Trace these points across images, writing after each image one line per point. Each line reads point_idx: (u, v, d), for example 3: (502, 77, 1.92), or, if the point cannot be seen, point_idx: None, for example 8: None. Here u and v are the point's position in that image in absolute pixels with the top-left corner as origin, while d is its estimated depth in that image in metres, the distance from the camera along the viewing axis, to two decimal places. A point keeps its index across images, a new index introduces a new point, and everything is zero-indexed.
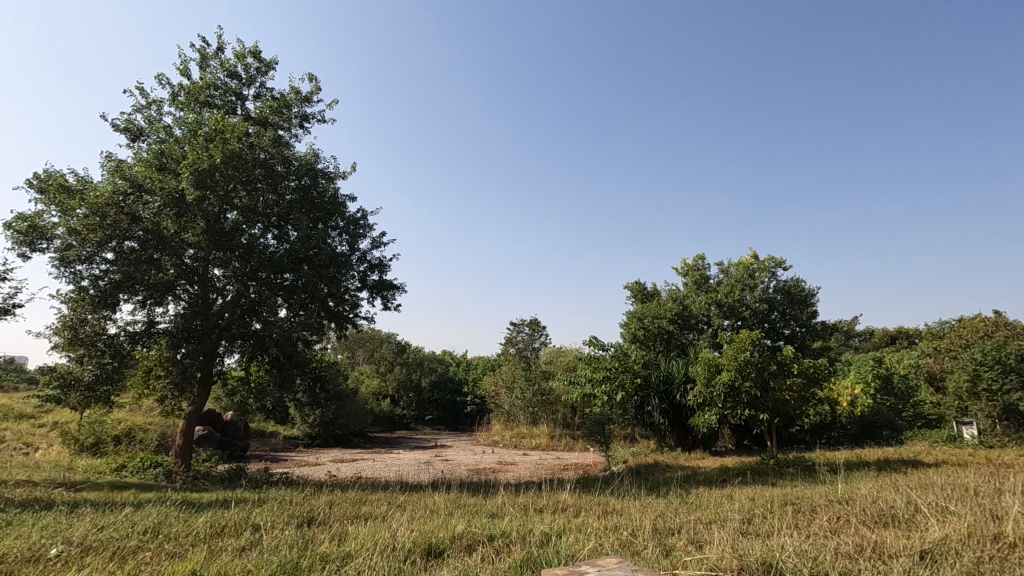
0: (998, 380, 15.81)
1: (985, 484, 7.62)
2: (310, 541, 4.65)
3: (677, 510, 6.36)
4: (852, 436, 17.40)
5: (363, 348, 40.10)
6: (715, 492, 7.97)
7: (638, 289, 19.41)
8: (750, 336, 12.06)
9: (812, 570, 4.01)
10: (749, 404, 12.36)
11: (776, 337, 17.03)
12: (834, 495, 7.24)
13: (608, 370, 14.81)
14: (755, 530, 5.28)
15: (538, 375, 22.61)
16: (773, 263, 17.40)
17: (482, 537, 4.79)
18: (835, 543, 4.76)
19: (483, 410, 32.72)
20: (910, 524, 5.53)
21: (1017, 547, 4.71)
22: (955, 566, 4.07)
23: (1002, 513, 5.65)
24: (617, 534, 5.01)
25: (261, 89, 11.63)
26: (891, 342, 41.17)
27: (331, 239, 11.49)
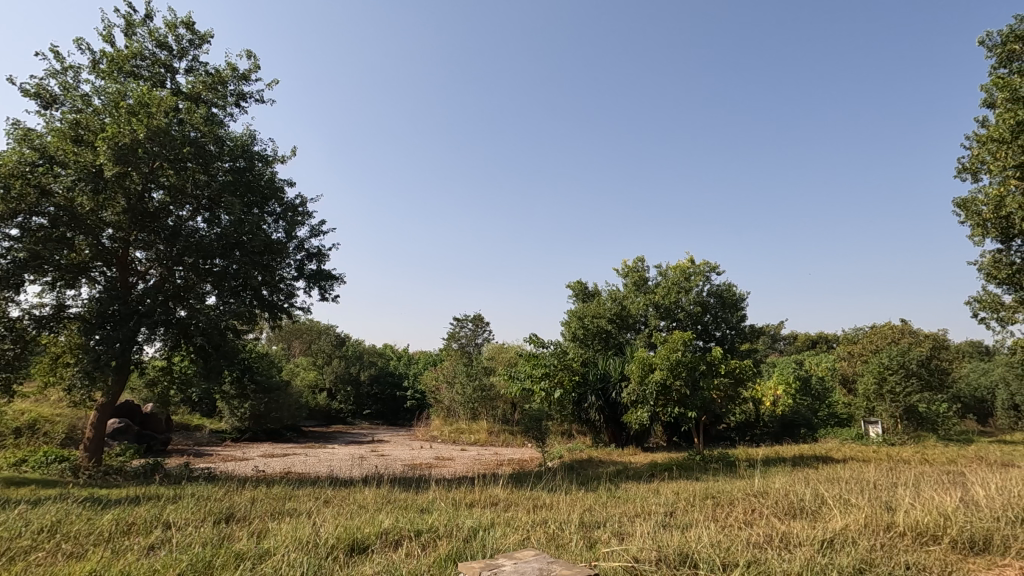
0: (901, 383, 17.21)
1: (883, 478, 8.29)
2: (226, 539, 4.45)
3: (605, 504, 6.53)
4: (772, 433, 18.43)
5: (299, 339, 38.79)
6: (642, 486, 8.27)
7: (580, 289, 19.76)
8: (682, 337, 12.54)
9: (725, 560, 4.21)
10: (680, 402, 12.83)
11: (708, 339, 17.75)
12: (751, 489, 7.63)
13: (548, 367, 15.09)
14: (675, 523, 5.50)
15: (478, 371, 22.62)
16: (708, 268, 18.14)
17: (410, 532, 4.74)
18: (747, 533, 5.04)
19: (423, 406, 32.39)
20: (815, 516, 5.93)
21: (906, 535, 5.14)
22: (851, 554, 4.39)
23: (895, 505, 6.16)
24: (544, 528, 5.08)
25: (194, 63, 10.98)
26: (812, 346, 43.96)
27: (267, 225, 11.05)
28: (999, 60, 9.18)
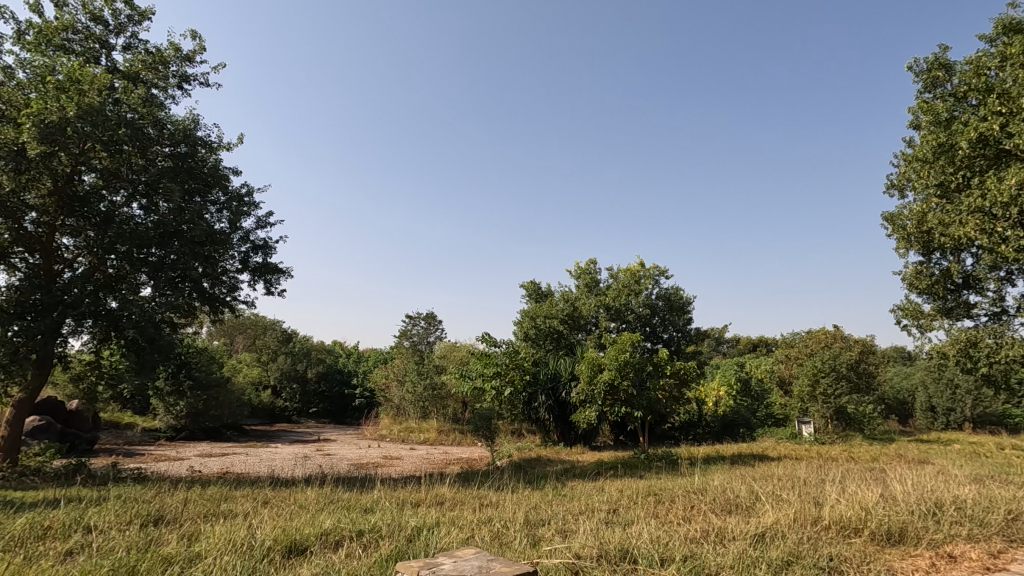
0: (832, 385, 18.22)
1: (813, 475, 8.75)
2: (154, 543, 4.24)
3: (550, 503, 6.60)
4: (714, 432, 19.12)
5: (242, 334, 37.32)
6: (588, 485, 8.39)
7: (533, 289, 19.91)
8: (630, 338, 12.80)
9: (663, 555, 4.33)
10: (626, 402, 13.10)
11: (656, 340, 18.23)
12: (691, 486, 7.90)
13: (499, 366, 15.13)
14: (617, 519, 5.62)
15: (430, 370, 22.41)
16: (657, 272, 18.63)
17: (351, 533, 4.65)
18: (684, 529, 5.21)
19: (372, 404, 31.78)
20: (750, 511, 6.19)
21: (831, 529, 5.44)
22: (780, 547, 4.61)
23: (823, 500, 6.49)
24: (488, 526, 5.10)
25: (133, 40, 10.38)
26: (753, 349, 45.93)
27: (209, 214, 10.56)
28: (924, 85, 9.83)
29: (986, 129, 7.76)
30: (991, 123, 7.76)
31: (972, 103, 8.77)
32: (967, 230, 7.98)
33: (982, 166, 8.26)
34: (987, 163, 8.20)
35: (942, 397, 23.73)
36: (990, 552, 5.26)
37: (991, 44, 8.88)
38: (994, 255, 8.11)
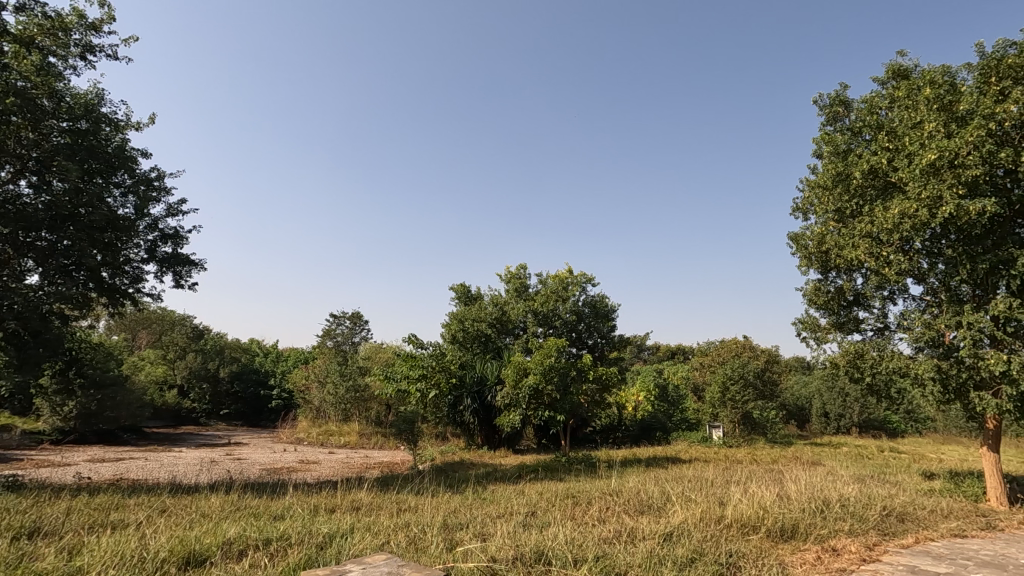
0: (739, 392, 19.44)
1: (718, 476, 9.30)
2: (27, 558, 3.83)
3: (469, 506, 6.59)
4: (632, 436, 19.86)
5: (147, 329, 34.53)
6: (508, 488, 8.45)
7: (463, 291, 19.86)
8: (556, 344, 13.01)
9: (576, 555, 4.44)
10: (550, 406, 13.31)
11: (581, 346, 18.65)
12: (607, 488, 8.16)
13: (425, 368, 14.94)
14: (534, 522, 5.70)
15: (353, 371, 21.67)
16: (584, 279, 19.06)
17: (256, 542, 4.41)
18: (598, 530, 5.36)
19: (290, 406, 30.34)
20: (660, 511, 6.48)
21: (732, 527, 5.79)
22: (685, 545, 4.86)
23: (727, 500, 6.91)
24: (405, 531, 5.02)
25: (27, 1, 9.38)
26: (672, 356, 48.20)
27: (111, 198, 9.71)
28: (827, 118, 10.73)
29: (877, 163, 8.58)
30: (881, 157, 8.59)
31: (866, 138, 9.67)
32: (859, 253, 8.77)
33: (872, 196, 9.14)
34: (876, 193, 9.08)
35: (834, 404, 25.94)
36: (867, 545, 5.81)
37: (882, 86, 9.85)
38: (880, 276, 8.96)
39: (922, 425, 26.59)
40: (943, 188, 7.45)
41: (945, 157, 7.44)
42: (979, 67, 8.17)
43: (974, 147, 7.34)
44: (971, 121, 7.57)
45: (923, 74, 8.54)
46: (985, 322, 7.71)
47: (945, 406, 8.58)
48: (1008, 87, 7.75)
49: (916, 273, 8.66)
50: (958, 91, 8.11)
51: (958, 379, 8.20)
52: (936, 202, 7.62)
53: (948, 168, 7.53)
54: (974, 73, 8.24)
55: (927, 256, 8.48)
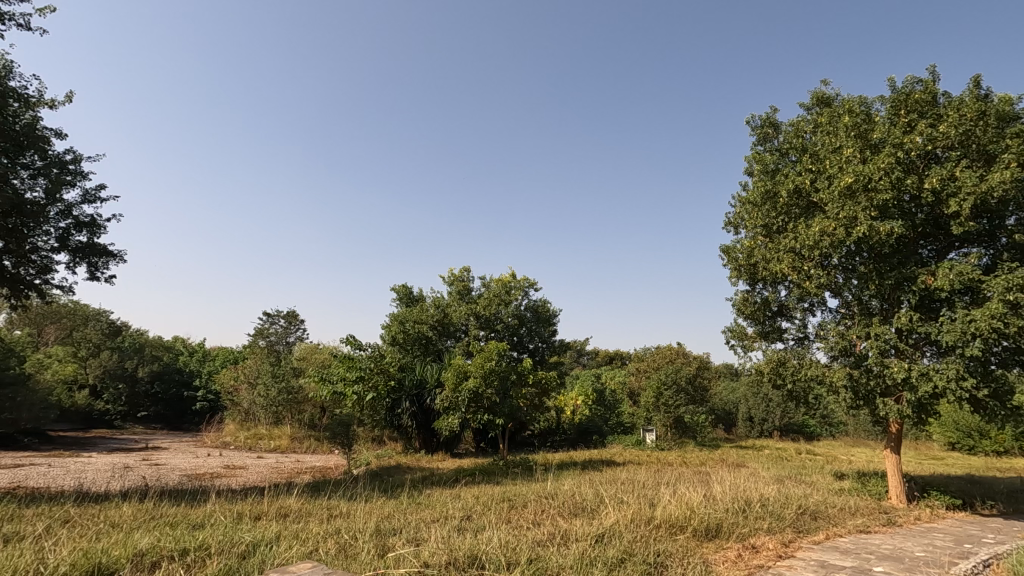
0: (672, 397, 20.20)
1: (650, 479, 9.60)
2: None
3: (404, 511, 6.48)
4: (569, 439, 20.17)
5: (55, 324, 31.76)
6: (444, 492, 8.38)
7: (404, 292, 19.56)
8: (497, 347, 13.03)
9: (509, 558, 4.46)
10: (489, 409, 13.30)
11: (522, 350, 18.77)
12: (543, 491, 8.25)
13: (363, 370, 14.59)
14: (470, 526, 5.67)
15: (286, 373, 20.73)
16: (527, 284, 19.20)
17: (172, 552, 4.14)
18: (532, 533, 5.40)
19: (216, 409, 28.73)
20: (593, 514, 6.61)
21: (661, 527, 5.99)
22: (616, 546, 4.98)
23: (657, 502, 7.14)
24: (335, 538, 4.87)
25: None
26: (610, 361, 49.43)
27: (18, 180, 8.92)
28: (758, 138, 11.36)
29: (801, 182, 9.17)
30: (804, 177, 9.19)
31: (792, 159, 10.30)
32: (783, 266, 9.31)
33: (796, 214, 9.76)
34: (800, 211, 9.70)
35: (759, 409, 27.43)
36: (783, 542, 6.17)
37: (807, 111, 10.52)
38: (801, 289, 9.57)
39: (835, 429, 28.57)
40: (857, 210, 8.05)
41: (860, 181, 8.05)
42: (891, 99, 8.90)
43: (885, 173, 7.98)
44: (883, 149, 8.23)
45: (843, 103, 9.20)
46: (891, 334, 8.38)
47: (855, 411, 9.24)
48: (914, 120, 8.49)
49: (833, 287, 9.30)
50: (873, 120, 8.81)
51: (867, 387, 8.85)
52: (851, 222, 8.24)
53: (863, 191, 8.15)
54: (887, 105, 8.96)
55: (843, 271, 9.12)
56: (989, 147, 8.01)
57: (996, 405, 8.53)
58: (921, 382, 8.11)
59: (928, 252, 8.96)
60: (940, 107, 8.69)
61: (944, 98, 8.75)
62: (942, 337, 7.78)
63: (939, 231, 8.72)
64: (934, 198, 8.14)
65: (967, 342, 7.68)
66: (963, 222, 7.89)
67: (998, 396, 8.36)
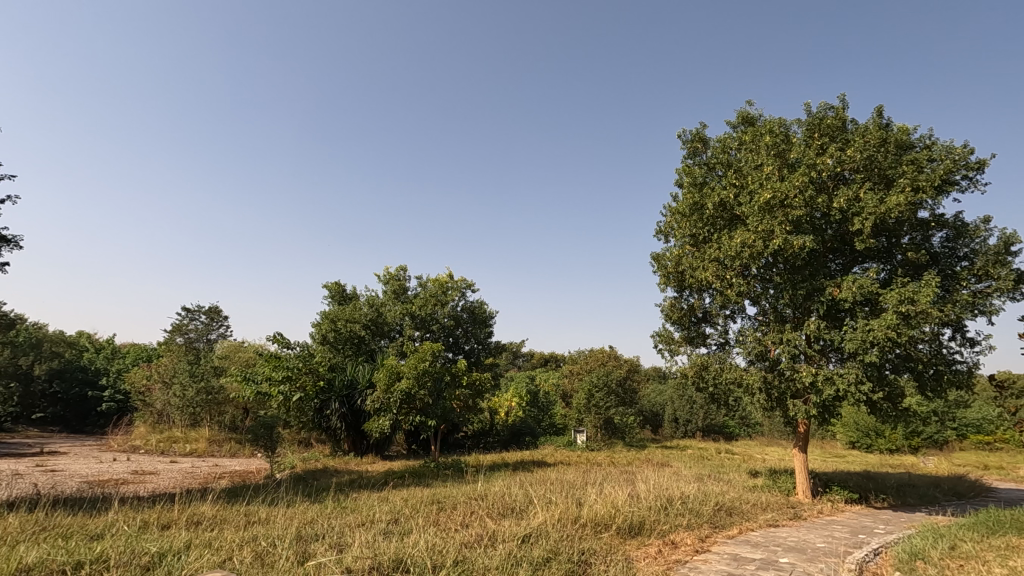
0: (602, 399, 20.78)
1: (579, 479, 9.79)
2: None
3: (328, 516, 6.26)
4: (502, 441, 20.24)
5: None
6: (372, 495, 8.19)
7: (337, 290, 18.96)
8: (431, 348, 12.89)
9: (436, 561, 4.42)
10: (422, 411, 13.13)
11: (457, 351, 18.67)
12: (474, 492, 8.23)
13: (290, 370, 14.02)
14: (396, 530, 5.56)
15: (206, 371, 19.55)
16: (464, 285, 19.13)
17: (62, 567, 3.79)
18: (460, 535, 5.38)
19: (124, 411, 26.62)
20: (521, 515, 6.66)
21: (587, 526, 6.12)
22: (542, 545, 5.04)
23: (584, 501, 7.29)
24: (251, 545, 4.64)
25: None
26: (545, 363, 50.20)
27: None
28: (688, 152, 11.88)
29: (726, 196, 9.70)
30: (728, 192, 9.73)
31: (718, 173, 10.84)
32: (708, 274, 9.78)
33: (721, 225, 10.30)
34: (724, 223, 10.25)
35: (683, 410, 28.73)
36: (700, 537, 6.48)
37: (733, 129, 11.12)
38: (723, 296, 10.09)
39: (752, 429, 30.37)
40: (775, 225, 8.62)
41: (778, 198, 8.63)
42: (806, 123, 9.58)
43: (800, 192, 8.59)
44: (798, 169, 8.86)
45: (765, 124, 9.81)
46: (800, 339, 9.01)
47: (768, 412, 9.84)
48: (826, 143, 9.19)
49: (752, 295, 9.87)
50: (791, 141, 9.46)
51: (779, 389, 9.47)
52: (769, 236, 8.79)
53: (780, 207, 8.73)
54: (803, 128, 9.65)
55: (760, 281, 9.70)
56: (889, 172, 8.79)
57: (889, 407, 9.34)
58: (826, 385, 8.77)
59: (836, 265, 9.68)
60: (849, 133, 9.45)
61: (852, 124, 9.53)
62: (846, 344, 8.43)
63: (845, 246, 9.44)
64: (841, 216, 8.83)
65: (866, 349, 8.37)
66: (865, 239, 8.60)
67: (891, 398, 9.16)
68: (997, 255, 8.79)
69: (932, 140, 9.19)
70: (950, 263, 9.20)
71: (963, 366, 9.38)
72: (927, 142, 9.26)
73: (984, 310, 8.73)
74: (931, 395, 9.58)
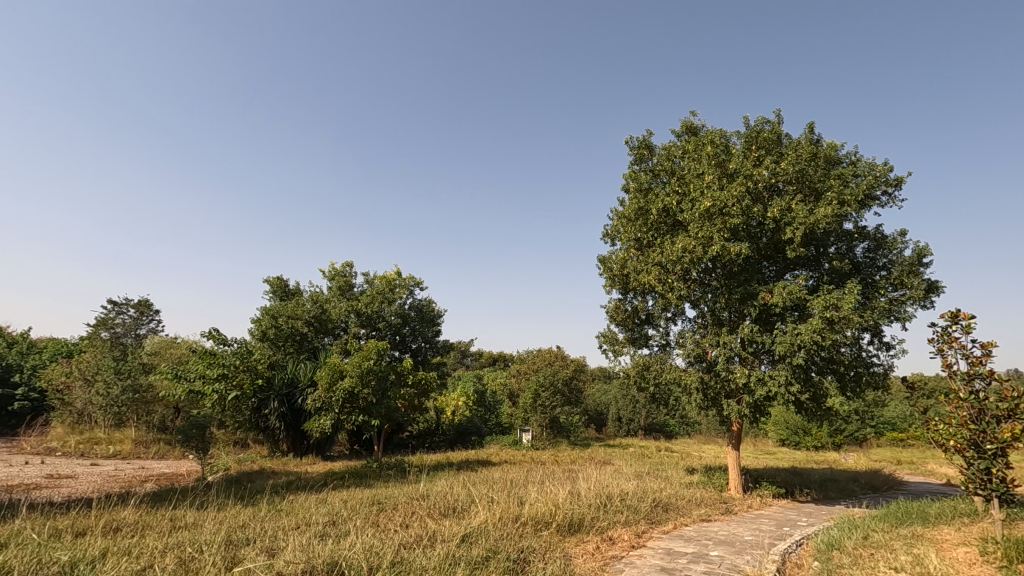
0: (548, 398, 21.01)
1: (522, 477, 9.85)
2: None
3: (261, 519, 6.03)
4: (448, 440, 20.09)
5: None
6: (311, 497, 7.97)
7: (279, 285, 18.32)
8: (376, 346, 12.63)
9: (371, 563, 4.35)
10: (365, 410, 12.86)
11: (403, 350, 18.47)
12: (415, 492, 8.13)
13: (225, 368, 13.44)
14: (332, 531, 5.43)
15: (133, 368, 18.45)
16: (412, 282, 18.87)
17: None
18: (399, 535, 5.32)
19: (39, 411, 24.70)
20: (463, 514, 6.65)
21: (528, 524, 6.17)
22: (481, 544, 5.06)
23: (525, 500, 7.35)
24: (175, 552, 4.42)
25: None
26: (493, 363, 50.30)
27: None
28: (635, 158, 12.18)
29: (670, 202, 10.02)
30: (671, 198, 10.07)
31: (663, 180, 11.17)
32: (651, 278, 10.08)
33: (664, 231, 10.62)
34: (667, 229, 10.58)
35: (627, 409, 29.46)
36: (636, 533, 6.68)
37: (677, 137, 11.48)
38: (665, 299, 10.42)
39: (691, 428, 31.50)
40: (714, 231, 8.98)
41: (717, 206, 8.99)
42: (745, 135, 10.03)
43: (737, 201, 8.98)
44: (736, 178, 9.25)
45: (707, 134, 10.19)
46: (735, 342, 9.42)
47: (704, 411, 10.24)
48: (763, 155, 9.66)
49: (692, 299, 10.24)
50: (730, 152, 9.87)
51: (715, 389, 9.88)
52: (708, 242, 9.14)
53: (718, 215, 9.10)
54: (741, 140, 10.10)
55: (700, 285, 10.08)
56: (818, 185, 9.36)
57: (813, 406, 9.91)
58: (758, 386, 9.21)
59: (770, 271, 10.17)
60: (783, 146, 9.98)
61: (786, 139, 10.06)
62: (777, 347, 8.89)
63: (778, 254, 9.95)
64: (774, 225, 9.29)
65: (794, 353, 8.85)
66: (796, 247, 9.09)
67: (816, 398, 9.72)
68: (911, 266, 9.51)
69: (857, 157, 9.82)
70: (871, 272, 9.85)
71: (880, 369, 10.06)
72: (853, 158, 9.89)
73: (899, 317, 9.41)
74: (852, 395, 10.23)
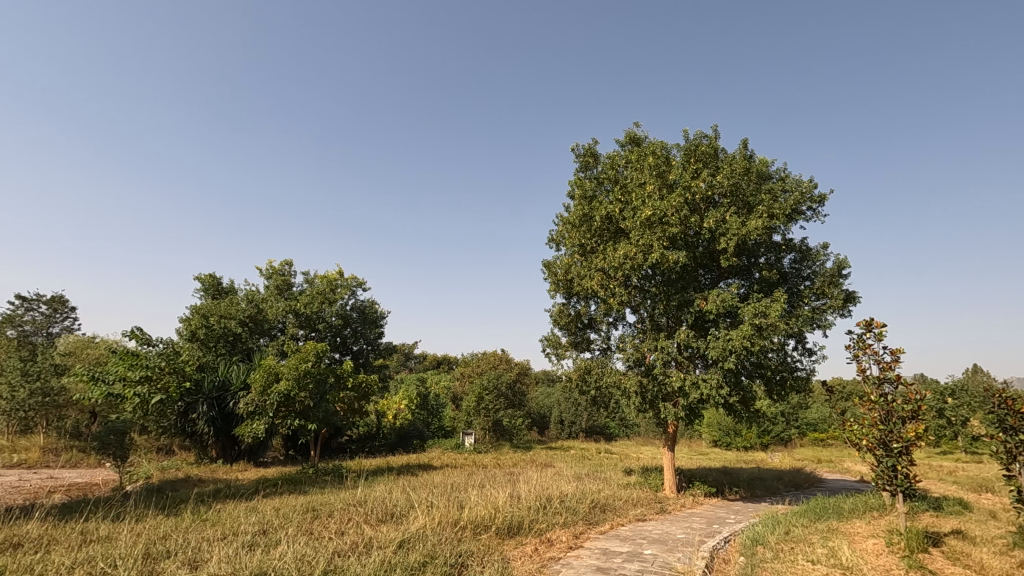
0: (491, 401, 21.00)
1: (463, 481, 9.81)
2: None
3: (184, 530, 5.71)
4: (388, 444, 19.70)
5: None
6: (240, 505, 7.62)
7: (211, 282, 17.44)
8: (314, 348, 12.23)
9: (303, 572, 4.20)
10: (301, 413, 12.42)
11: (344, 352, 18.00)
12: (352, 498, 7.93)
13: (149, 369, 12.60)
14: (262, 541, 5.21)
15: (44, 370, 17.05)
16: (354, 282, 18.43)
17: None
18: (334, 543, 5.17)
19: None
20: (401, 520, 6.55)
21: (467, 528, 6.14)
22: (419, 550, 5.00)
23: (465, 503, 7.32)
24: (85, 568, 4.10)
25: None
26: (436, 365, 49.89)
27: None
28: (580, 165, 12.42)
29: (612, 209, 10.27)
30: (614, 206, 10.33)
31: (606, 188, 11.44)
32: (594, 283, 10.30)
33: (607, 237, 10.87)
34: (609, 236, 10.84)
35: (569, 412, 29.91)
36: (574, 534, 6.79)
37: (621, 147, 11.81)
38: (607, 304, 10.66)
39: (630, 430, 32.36)
40: (654, 240, 9.29)
41: (657, 215, 9.30)
42: (684, 148, 10.45)
43: (676, 211, 9.32)
44: (676, 189, 9.60)
45: (649, 146, 10.54)
46: (672, 347, 9.75)
47: (642, 413, 10.55)
48: (700, 168, 10.09)
49: (633, 305, 10.52)
50: (671, 163, 10.25)
51: (652, 392, 10.19)
52: (648, 249, 9.45)
53: (658, 223, 9.42)
54: (681, 153, 10.51)
55: (640, 291, 10.38)
56: (750, 199, 9.89)
57: (743, 408, 10.40)
58: (692, 389, 9.57)
59: (706, 279, 10.60)
60: (719, 160, 10.46)
61: (722, 153, 10.56)
62: (710, 352, 9.28)
63: (713, 263, 10.39)
64: (710, 235, 9.71)
65: (726, 357, 9.27)
66: (728, 257, 9.54)
67: (745, 401, 10.21)
68: (831, 277, 10.18)
69: (786, 173, 10.44)
70: (797, 282, 10.45)
71: (803, 373, 10.68)
72: (782, 174, 10.49)
73: (820, 324, 10.06)
74: (778, 398, 10.80)
